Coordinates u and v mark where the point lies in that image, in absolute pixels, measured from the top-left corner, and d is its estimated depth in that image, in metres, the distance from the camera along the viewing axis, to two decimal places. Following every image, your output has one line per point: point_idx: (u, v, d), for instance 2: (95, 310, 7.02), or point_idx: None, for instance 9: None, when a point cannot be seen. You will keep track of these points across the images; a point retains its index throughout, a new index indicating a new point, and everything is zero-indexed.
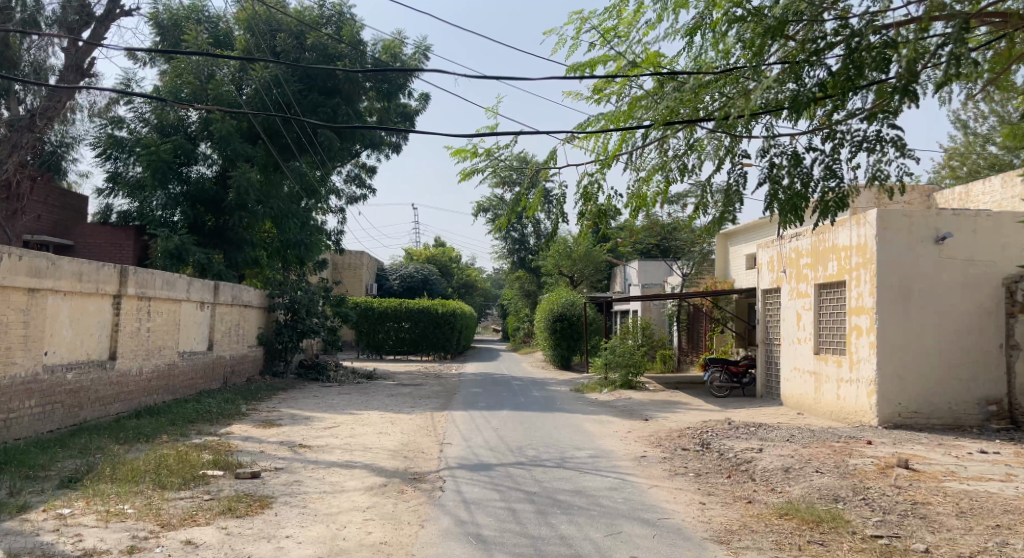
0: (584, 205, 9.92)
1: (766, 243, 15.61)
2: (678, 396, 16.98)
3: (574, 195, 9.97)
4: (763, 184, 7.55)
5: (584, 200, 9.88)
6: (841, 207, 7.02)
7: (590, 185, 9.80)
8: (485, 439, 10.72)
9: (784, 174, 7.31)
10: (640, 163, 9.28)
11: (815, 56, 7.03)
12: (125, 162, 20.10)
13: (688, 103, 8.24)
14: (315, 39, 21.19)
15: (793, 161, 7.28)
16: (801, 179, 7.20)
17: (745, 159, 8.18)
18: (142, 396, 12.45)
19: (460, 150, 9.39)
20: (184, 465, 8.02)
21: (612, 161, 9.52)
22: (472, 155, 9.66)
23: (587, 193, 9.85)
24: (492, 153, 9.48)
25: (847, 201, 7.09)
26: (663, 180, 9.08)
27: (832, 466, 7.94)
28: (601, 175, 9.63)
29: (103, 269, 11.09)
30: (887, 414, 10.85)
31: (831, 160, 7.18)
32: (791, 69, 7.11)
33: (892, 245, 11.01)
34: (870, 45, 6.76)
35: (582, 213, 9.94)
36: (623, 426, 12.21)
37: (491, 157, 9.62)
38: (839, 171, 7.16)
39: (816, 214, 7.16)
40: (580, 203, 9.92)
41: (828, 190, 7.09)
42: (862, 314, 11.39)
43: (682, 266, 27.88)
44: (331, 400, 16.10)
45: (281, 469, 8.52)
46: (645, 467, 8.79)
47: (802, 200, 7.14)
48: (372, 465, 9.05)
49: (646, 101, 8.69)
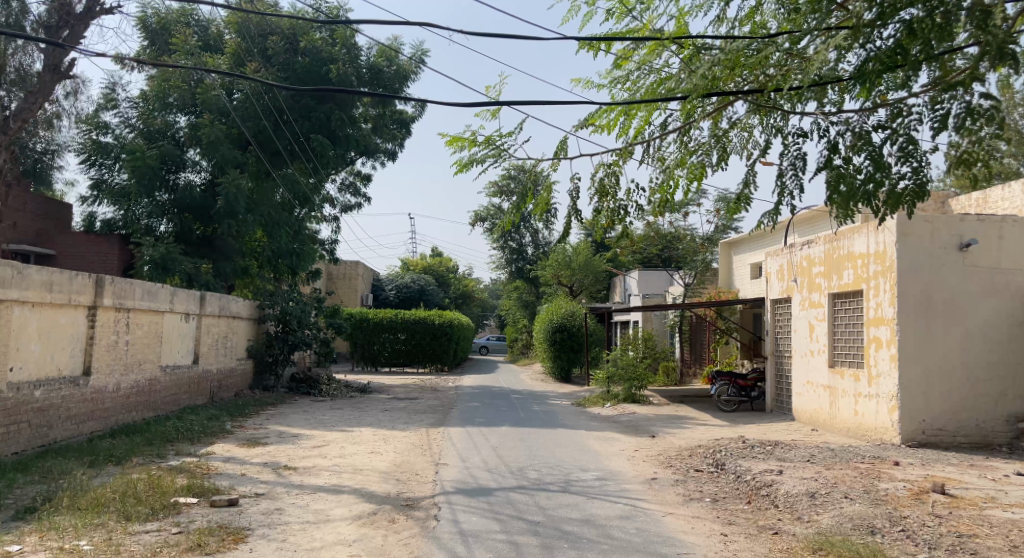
0: (600, 202, 9.04)
1: (775, 251, 15.01)
2: (684, 411, 16.33)
3: (589, 190, 9.08)
4: (821, 171, 6.82)
5: (601, 196, 8.99)
6: (920, 198, 6.24)
7: (609, 180, 8.96)
8: (483, 459, 10.06)
9: (854, 154, 6.63)
10: (660, 156, 8.70)
11: (878, 20, 6.26)
12: (111, 168, 19.42)
13: (716, 85, 7.62)
14: (308, 42, 20.62)
15: (862, 139, 6.60)
16: (863, 169, 6.48)
17: (802, 139, 7.28)
18: (120, 414, 11.79)
19: (456, 139, 8.61)
20: (153, 493, 7.33)
21: (630, 152, 8.84)
22: (470, 144, 8.70)
23: (603, 188, 8.95)
24: (493, 142, 8.70)
25: (929, 187, 6.29)
26: (699, 165, 8.25)
27: (862, 491, 7.28)
28: (619, 168, 8.90)
29: (77, 279, 10.45)
30: (911, 431, 10.20)
31: (909, 139, 6.38)
32: (852, 33, 6.35)
33: (913, 252, 10.40)
34: (949, 6, 6.05)
35: (595, 210, 9.08)
36: (630, 444, 11.55)
37: (492, 147, 8.75)
38: (919, 152, 6.33)
39: (889, 205, 6.36)
40: (594, 199, 9.06)
41: (909, 172, 6.26)
42: (881, 325, 10.76)
43: (683, 275, 26.09)
44: (322, 416, 15.42)
45: (261, 495, 7.86)
46: (656, 492, 8.12)
47: (878, 186, 6.33)
48: (361, 489, 8.37)
49: (674, 80, 8.01)
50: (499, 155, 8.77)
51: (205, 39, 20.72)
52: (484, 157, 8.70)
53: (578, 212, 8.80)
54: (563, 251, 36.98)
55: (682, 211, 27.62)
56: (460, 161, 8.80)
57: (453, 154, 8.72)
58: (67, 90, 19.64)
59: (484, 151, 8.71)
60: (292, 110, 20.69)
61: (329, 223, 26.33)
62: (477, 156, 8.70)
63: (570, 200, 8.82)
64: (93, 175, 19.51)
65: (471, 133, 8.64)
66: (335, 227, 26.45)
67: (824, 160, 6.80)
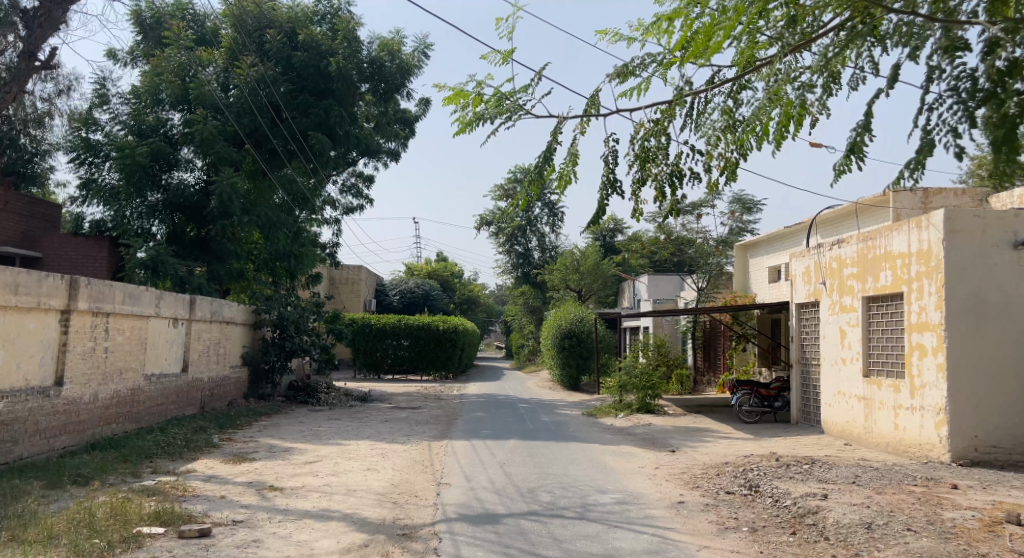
0: (643, 170, 8.04)
1: (800, 252, 14.08)
2: (703, 422, 15.39)
3: (629, 159, 8.12)
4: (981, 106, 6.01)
5: (642, 163, 8.00)
6: None
7: (652, 148, 7.96)
8: (489, 478, 9.12)
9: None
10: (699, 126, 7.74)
11: None
12: (101, 167, 18.54)
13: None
14: (307, 35, 19.81)
15: None
16: None
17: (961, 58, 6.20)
18: (97, 427, 10.91)
19: (456, 92, 7.70)
20: (114, 522, 6.46)
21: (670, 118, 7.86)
22: (474, 102, 7.79)
23: (644, 153, 7.99)
24: (503, 100, 7.78)
25: None
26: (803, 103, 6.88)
27: (926, 523, 6.38)
28: (656, 137, 7.90)
29: (47, 281, 9.59)
30: (961, 449, 9.24)
31: None
32: None
33: (961, 250, 9.47)
34: None
35: (639, 181, 8.05)
36: (649, 461, 10.61)
37: (498, 108, 7.80)
38: None
39: None
40: (635, 169, 8.05)
41: None
42: (925, 331, 9.82)
43: (695, 280, 25.69)
44: (317, 427, 14.54)
45: (239, 522, 6.95)
46: (686, 520, 7.17)
47: None
48: (353, 515, 7.45)
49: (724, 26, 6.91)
50: (510, 115, 7.82)
51: (200, 34, 19.94)
52: (492, 116, 7.79)
53: (615, 187, 7.93)
54: (571, 254, 36.18)
55: (695, 212, 26.85)
56: (463, 124, 7.89)
57: (453, 111, 7.81)
58: (59, 88, 18.98)
59: (498, 115, 7.80)
60: (290, 106, 19.87)
61: (330, 225, 25.53)
62: (483, 115, 7.79)
63: (604, 171, 7.94)
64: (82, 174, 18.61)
65: (476, 88, 7.75)
66: (335, 229, 25.59)
67: (991, 93, 5.94)
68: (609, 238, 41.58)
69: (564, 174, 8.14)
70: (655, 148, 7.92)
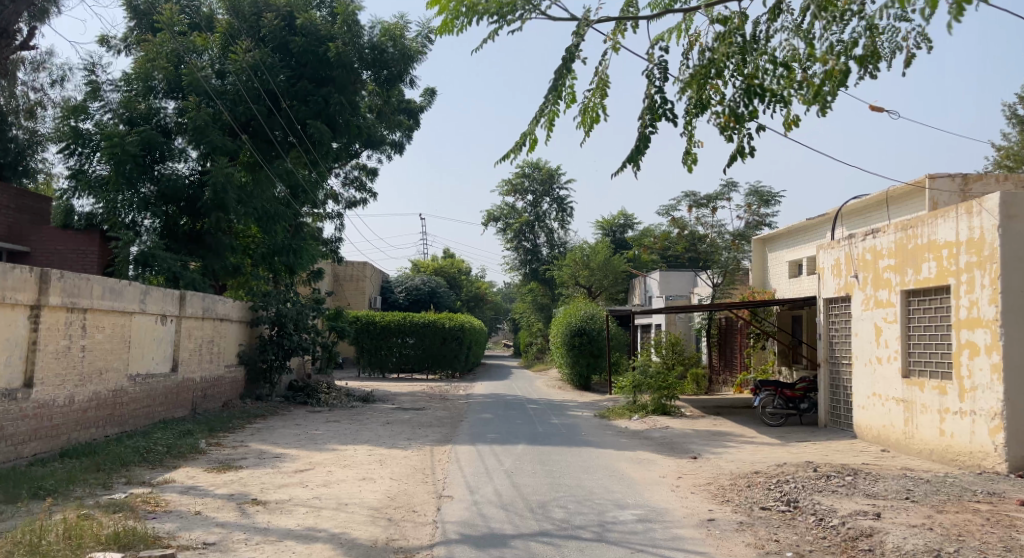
0: (695, 96, 6.65)
1: (828, 243, 13.16)
2: (724, 425, 14.48)
3: (680, 82, 6.69)
4: None
5: (695, 86, 6.61)
6: None
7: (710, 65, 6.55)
8: (496, 490, 8.24)
9: None
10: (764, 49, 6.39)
11: None
12: (90, 158, 17.71)
13: None
14: (305, 19, 18.91)
15: None
16: None
17: None
18: (74, 432, 10.13)
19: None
20: (63, 546, 5.62)
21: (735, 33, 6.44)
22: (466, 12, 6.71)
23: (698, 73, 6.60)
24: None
25: None
26: None
27: (1003, 550, 5.49)
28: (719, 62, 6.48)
29: (12, 273, 8.76)
30: (1021, 458, 8.32)
31: None
32: None
33: (1017, 239, 8.55)
34: None
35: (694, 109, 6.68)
36: (670, 470, 9.74)
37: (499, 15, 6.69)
38: None
39: None
40: (688, 95, 6.66)
41: None
42: (976, 328, 8.90)
43: (711, 276, 24.78)
44: (314, 430, 13.72)
45: (210, 545, 6.11)
46: (719, 542, 6.25)
47: None
48: (342, 535, 6.58)
49: None
50: (509, 14, 6.69)
51: (194, 19, 19.11)
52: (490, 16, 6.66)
53: (662, 112, 6.42)
54: (581, 249, 35.34)
55: (709, 205, 26.04)
56: (447, 20, 6.76)
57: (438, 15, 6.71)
58: (53, 77, 18.36)
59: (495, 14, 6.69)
60: (288, 94, 19.09)
61: (332, 220, 24.81)
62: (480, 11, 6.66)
63: (647, 92, 6.45)
64: (71, 166, 17.79)
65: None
66: (339, 223, 24.87)
67: None
68: (619, 234, 40.77)
69: (590, 107, 6.91)
70: (720, 57, 6.50)
